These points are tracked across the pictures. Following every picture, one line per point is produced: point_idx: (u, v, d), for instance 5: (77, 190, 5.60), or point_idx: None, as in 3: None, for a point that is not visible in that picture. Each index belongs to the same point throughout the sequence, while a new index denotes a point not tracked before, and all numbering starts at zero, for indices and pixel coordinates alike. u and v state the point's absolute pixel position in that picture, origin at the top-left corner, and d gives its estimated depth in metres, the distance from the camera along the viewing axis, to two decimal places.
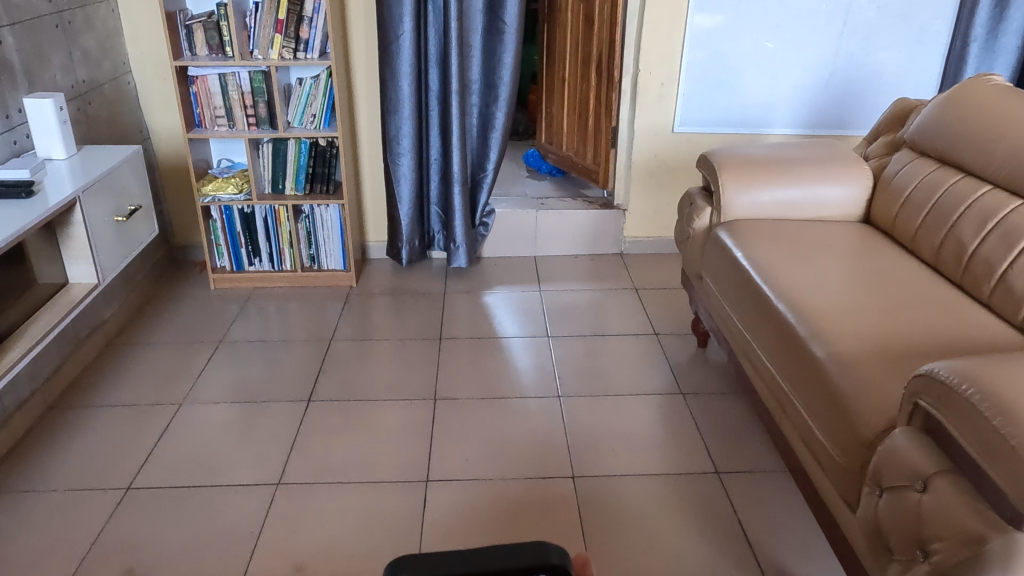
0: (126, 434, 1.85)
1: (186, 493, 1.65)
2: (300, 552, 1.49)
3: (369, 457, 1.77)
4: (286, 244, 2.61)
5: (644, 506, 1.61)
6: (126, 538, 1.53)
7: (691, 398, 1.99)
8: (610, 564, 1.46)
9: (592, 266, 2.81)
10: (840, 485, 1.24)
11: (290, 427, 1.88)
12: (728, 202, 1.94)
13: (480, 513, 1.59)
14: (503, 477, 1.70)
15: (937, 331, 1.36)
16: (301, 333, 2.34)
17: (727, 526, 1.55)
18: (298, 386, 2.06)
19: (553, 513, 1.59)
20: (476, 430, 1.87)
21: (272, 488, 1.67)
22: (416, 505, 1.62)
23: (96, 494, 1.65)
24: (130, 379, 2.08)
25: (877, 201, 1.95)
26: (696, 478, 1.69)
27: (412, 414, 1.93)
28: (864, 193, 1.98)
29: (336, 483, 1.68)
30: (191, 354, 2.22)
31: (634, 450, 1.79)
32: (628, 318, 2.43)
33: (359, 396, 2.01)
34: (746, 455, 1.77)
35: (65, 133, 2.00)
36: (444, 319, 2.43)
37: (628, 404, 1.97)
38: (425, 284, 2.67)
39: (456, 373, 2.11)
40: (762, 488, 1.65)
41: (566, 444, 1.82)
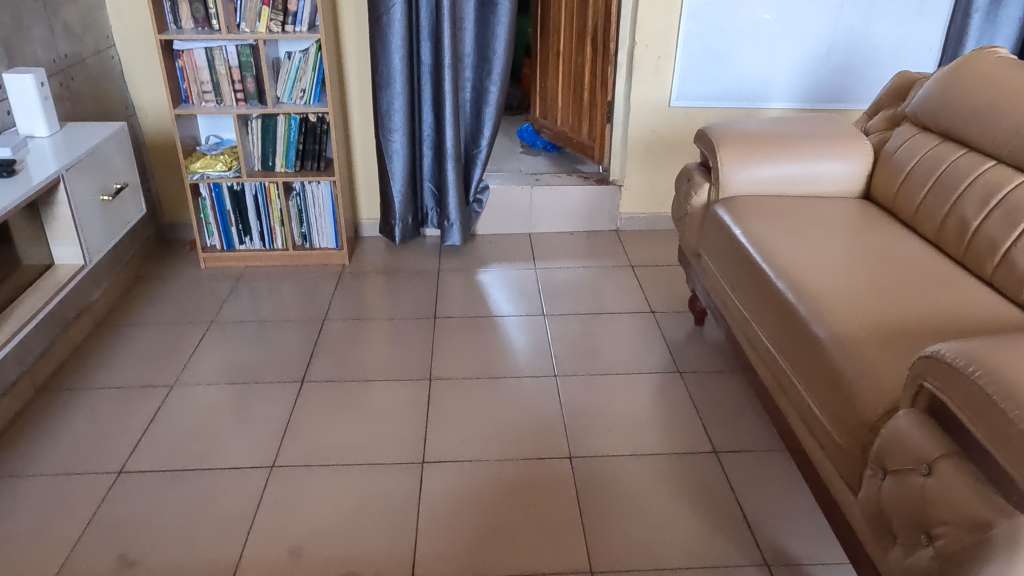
0: (117, 417, 1.83)
1: (179, 476, 1.64)
2: (296, 536, 1.48)
3: (364, 438, 1.75)
4: (277, 223, 2.57)
5: (641, 487, 1.60)
6: (119, 523, 1.51)
7: (688, 376, 1.98)
8: (608, 545, 1.45)
9: (588, 243, 2.79)
10: (841, 466, 1.23)
11: (283, 409, 1.86)
12: (727, 178, 1.91)
13: (477, 495, 1.58)
14: (500, 458, 1.69)
15: (940, 310, 1.34)
16: (294, 313, 2.31)
17: (725, 506, 1.54)
18: (291, 367, 2.03)
19: (550, 494, 1.58)
20: (472, 411, 1.85)
21: (267, 470, 1.65)
22: (413, 486, 1.60)
23: (87, 478, 1.63)
24: (120, 360, 2.05)
25: (877, 177, 1.92)
26: (695, 458, 1.68)
27: (407, 395, 1.91)
28: (864, 168, 1.95)
29: (331, 465, 1.67)
30: (182, 335, 2.18)
31: (632, 429, 1.78)
32: (624, 295, 2.41)
33: (353, 377, 1.99)
34: (743, 434, 1.76)
35: (47, 110, 1.95)
36: (438, 297, 2.40)
37: (625, 383, 1.96)
38: (419, 263, 2.64)
39: (452, 353, 2.09)
40: (760, 468, 1.65)
41: (563, 424, 1.80)
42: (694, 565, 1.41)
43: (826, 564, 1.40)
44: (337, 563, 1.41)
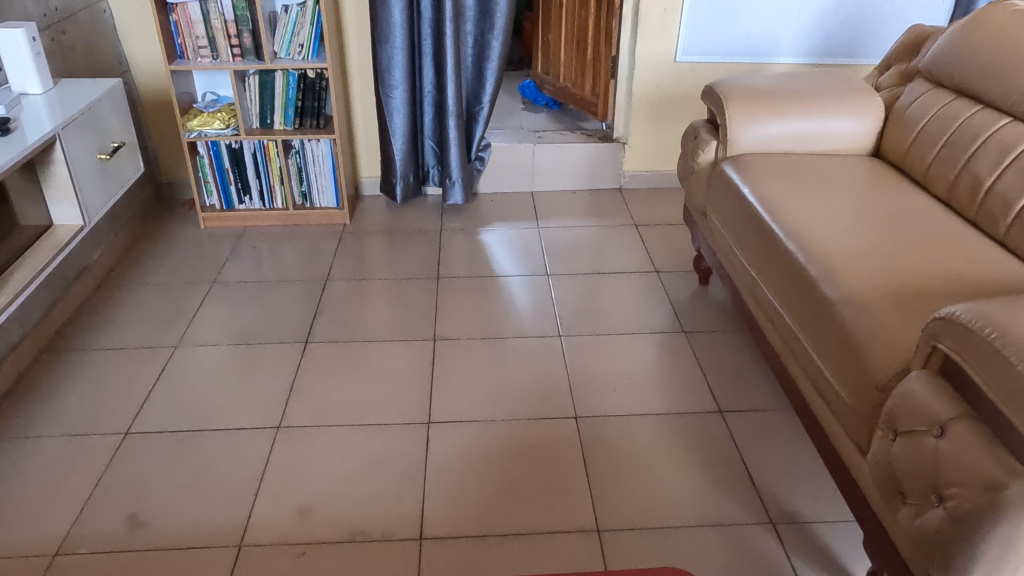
0: (121, 378, 1.82)
1: (186, 437, 1.64)
2: (304, 496, 1.48)
3: (369, 399, 1.75)
4: (277, 181, 2.53)
5: (647, 447, 1.60)
6: (128, 484, 1.51)
7: (693, 337, 1.97)
8: (615, 504, 1.46)
9: (591, 201, 2.76)
10: (849, 427, 1.23)
11: (288, 369, 1.86)
12: (735, 135, 1.87)
13: (484, 455, 1.58)
14: (506, 418, 1.69)
15: (952, 271, 1.33)
16: (296, 273, 2.29)
17: (731, 466, 1.55)
18: (294, 328, 2.02)
19: (557, 454, 1.59)
20: (477, 371, 1.85)
21: (273, 431, 1.66)
22: (419, 447, 1.61)
23: (94, 439, 1.63)
24: (122, 321, 2.04)
25: (888, 135, 1.89)
26: (700, 418, 1.68)
27: (411, 356, 1.91)
28: (874, 126, 1.92)
29: (337, 427, 1.67)
30: (184, 296, 2.17)
31: (637, 390, 1.78)
32: (627, 255, 2.39)
33: (357, 338, 1.98)
34: (749, 394, 1.76)
35: (39, 66, 1.91)
36: (441, 257, 2.39)
37: (630, 343, 1.95)
38: (421, 222, 2.61)
39: (455, 314, 2.08)
40: (766, 428, 1.65)
41: (568, 384, 1.80)
42: (700, 524, 1.42)
43: (832, 522, 1.42)
44: (346, 523, 1.42)
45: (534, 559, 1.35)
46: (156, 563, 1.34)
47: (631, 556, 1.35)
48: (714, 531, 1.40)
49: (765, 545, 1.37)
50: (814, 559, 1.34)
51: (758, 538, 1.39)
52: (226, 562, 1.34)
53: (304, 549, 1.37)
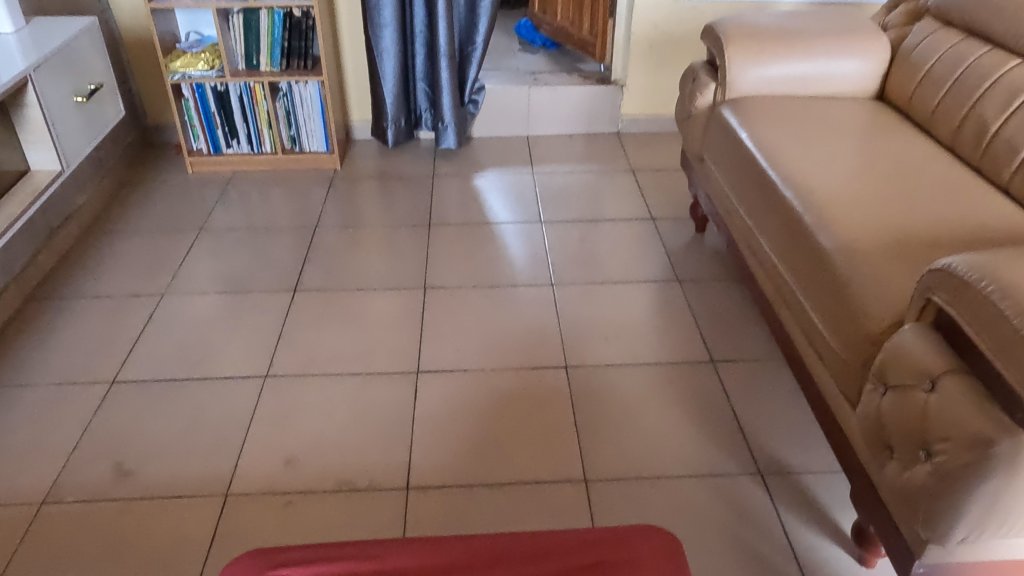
0: (108, 326, 1.80)
1: (174, 386, 1.63)
2: (291, 445, 1.48)
3: (358, 348, 1.74)
4: (264, 125, 2.47)
5: (637, 396, 1.59)
6: (114, 433, 1.51)
7: (687, 285, 1.94)
8: (603, 454, 1.46)
9: (588, 146, 2.69)
10: (840, 379, 1.21)
11: (276, 317, 1.84)
12: (734, 78, 1.81)
13: (472, 404, 1.57)
14: (495, 367, 1.67)
15: (952, 219, 1.29)
16: (285, 220, 2.25)
17: (721, 416, 1.54)
18: (283, 276, 1.99)
19: (546, 404, 1.57)
20: (468, 320, 1.82)
21: (260, 380, 1.64)
22: (407, 397, 1.59)
23: (81, 388, 1.62)
24: (109, 269, 2.01)
25: (893, 77, 1.82)
26: (692, 368, 1.66)
27: (401, 304, 1.88)
28: (879, 67, 1.85)
29: (325, 376, 1.65)
30: (171, 243, 2.14)
31: (629, 339, 1.76)
32: (623, 201, 2.34)
33: (346, 286, 1.95)
34: (742, 344, 1.73)
35: (10, 3, 1.84)
36: (433, 204, 2.34)
37: (623, 292, 1.92)
38: (414, 167, 2.56)
39: (447, 262, 2.05)
40: (758, 378, 1.63)
41: (560, 334, 1.78)
42: (688, 474, 1.41)
43: (820, 473, 1.41)
44: (332, 473, 1.42)
45: (520, 509, 1.35)
46: (142, 512, 1.34)
47: (618, 506, 1.35)
48: (702, 481, 1.40)
49: (752, 495, 1.37)
50: (801, 509, 1.34)
51: (745, 488, 1.38)
52: (212, 511, 1.34)
53: (291, 498, 1.37)
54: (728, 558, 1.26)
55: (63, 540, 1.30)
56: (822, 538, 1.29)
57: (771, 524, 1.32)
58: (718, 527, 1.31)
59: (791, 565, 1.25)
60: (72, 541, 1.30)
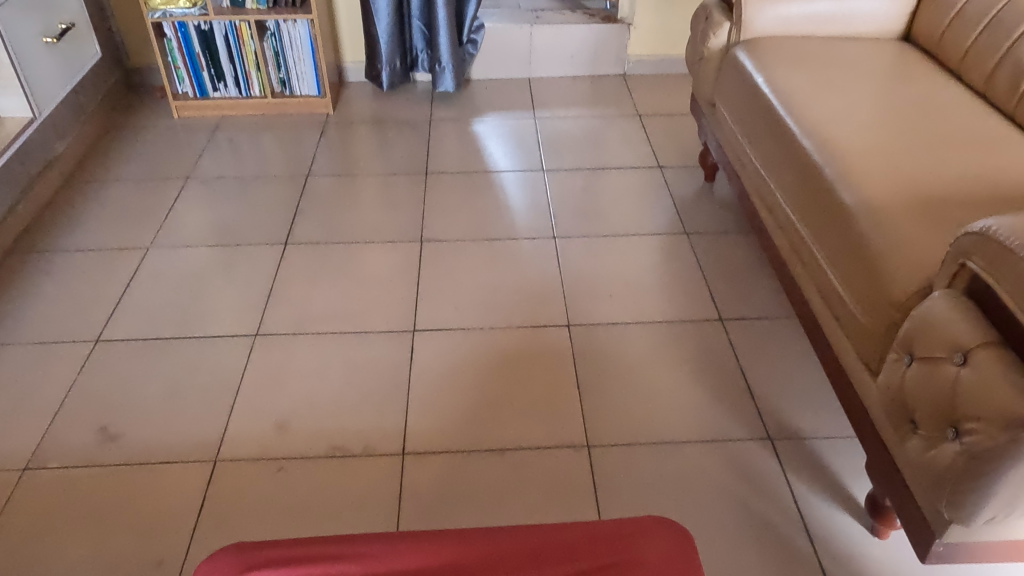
0: (92, 281, 1.73)
1: (161, 345, 1.57)
2: (283, 408, 1.42)
3: (352, 304, 1.67)
4: (252, 66, 2.34)
5: (642, 357, 1.53)
6: (99, 394, 1.45)
7: (695, 238, 1.86)
8: (606, 417, 1.40)
9: (592, 89, 2.57)
10: (859, 345, 1.14)
11: (267, 272, 1.76)
12: (749, 16, 1.69)
13: (471, 365, 1.51)
14: (494, 326, 1.61)
15: (985, 174, 1.20)
16: (276, 167, 2.16)
17: (729, 377, 1.48)
18: (274, 228, 1.91)
19: (547, 364, 1.51)
20: (466, 275, 1.75)
21: (251, 339, 1.58)
22: (403, 356, 1.53)
23: (64, 346, 1.56)
24: (92, 220, 1.93)
25: (921, 16, 1.70)
26: (699, 326, 1.60)
27: (397, 258, 1.81)
28: (907, 5, 1.72)
29: (318, 334, 1.59)
30: (157, 192, 2.05)
31: (634, 295, 1.69)
32: (629, 148, 2.24)
33: (340, 239, 1.87)
34: (752, 301, 1.66)
35: None
36: (430, 151, 2.24)
37: (628, 245, 1.84)
38: (410, 112, 2.45)
39: (445, 213, 1.97)
40: (768, 337, 1.57)
41: (562, 290, 1.71)
42: (694, 439, 1.36)
43: (832, 438, 1.36)
44: (325, 437, 1.37)
45: (520, 476, 1.30)
46: (129, 478, 1.30)
47: (621, 472, 1.30)
48: (709, 446, 1.35)
49: (760, 461, 1.32)
50: (811, 476, 1.29)
51: (754, 453, 1.33)
52: (201, 477, 1.30)
53: (282, 464, 1.32)
54: (735, 527, 1.21)
55: (47, 507, 1.25)
56: (832, 506, 1.24)
57: (780, 492, 1.27)
58: (725, 495, 1.26)
59: (800, 534, 1.20)
60: (57, 508, 1.25)
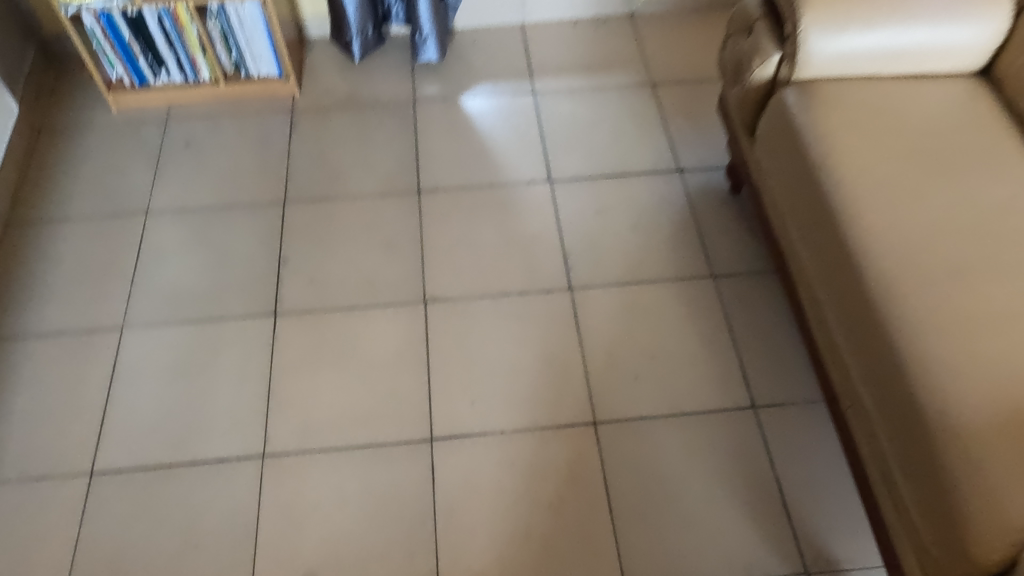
0: (66, 382, 1.58)
1: (161, 476, 1.47)
2: (307, 560, 1.38)
3: (361, 402, 1.56)
4: (196, 51, 1.96)
5: (673, 464, 1.47)
6: (108, 551, 1.39)
7: (723, 284, 1.73)
8: (641, 552, 1.38)
9: (595, 41, 2.25)
10: (926, 565, 1.11)
11: (261, 360, 1.61)
12: (799, 47, 1.43)
13: (499, 487, 1.45)
14: (518, 428, 1.52)
15: None
16: (247, 190, 1.90)
17: (764, 491, 1.44)
18: (259, 289, 1.72)
19: (577, 482, 1.46)
20: (478, 353, 1.63)
21: (257, 460, 1.48)
22: (425, 479, 1.46)
23: (56, 484, 1.45)
24: (50, 287, 1.72)
25: (1009, 60, 1.45)
26: (734, 419, 1.53)
27: (401, 331, 1.66)
28: (993, 40, 1.46)
29: (330, 450, 1.49)
30: (114, 237, 1.81)
31: (661, 376, 1.59)
32: (642, 142, 2.00)
33: (334, 303, 1.70)
34: (785, 377, 1.58)
35: None
36: (418, 153, 1.98)
37: (650, 297, 1.71)
38: (388, 87, 2.13)
39: (446, 255, 1.78)
40: (803, 431, 1.51)
41: (585, 369, 1.60)
42: None
43: (866, 568, 1.36)
44: None
45: None
46: None
47: None
48: None
49: None
50: None
51: None
52: None
53: None
54: None
55: None
56: None
57: None
58: None
59: None
60: None
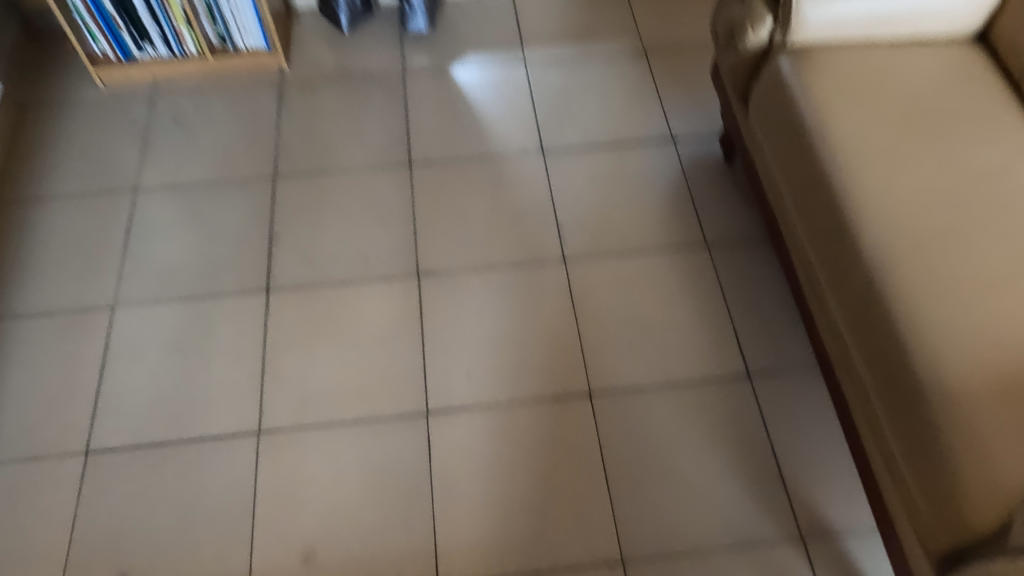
0: (61, 361, 1.57)
1: (158, 454, 1.47)
2: (306, 533, 1.38)
3: (356, 377, 1.55)
4: (181, 23, 1.92)
5: (669, 433, 1.48)
6: (108, 529, 1.39)
7: (717, 252, 1.72)
8: (638, 520, 1.39)
9: (586, 8, 2.21)
10: (918, 526, 1.11)
11: (255, 337, 1.61)
12: (792, 12, 1.41)
13: (496, 459, 1.46)
14: (514, 400, 1.52)
15: None
16: (236, 165, 1.87)
17: (759, 458, 1.45)
18: (251, 265, 1.71)
19: (573, 452, 1.46)
20: (473, 326, 1.62)
21: (254, 437, 1.48)
22: (422, 452, 1.46)
23: (52, 464, 1.45)
24: (39, 267, 1.70)
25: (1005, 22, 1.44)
26: (729, 388, 1.53)
27: (395, 305, 1.65)
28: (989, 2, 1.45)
29: (326, 425, 1.50)
30: (103, 214, 1.79)
31: (656, 345, 1.59)
32: (634, 111, 1.98)
33: (327, 278, 1.69)
34: (780, 344, 1.58)
35: None
36: (409, 123, 1.96)
37: (645, 266, 1.70)
38: (377, 58, 2.09)
39: (438, 228, 1.77)
40: (798, 398, 1.52)
41: (581, 340, 1.60)
42: (726, 543, 1.36)
43: (861, 532, 1.37)
44: (357, 568, 1.35)
45: None
46: None
47: None
48: (743, 554, 1.35)
49: (794, 568, 1.34)
50: None
51: (787, 559, 1.35)
52: None
53: None
54: None
55: None
56: None
57: None
58: None
59: None
60: None
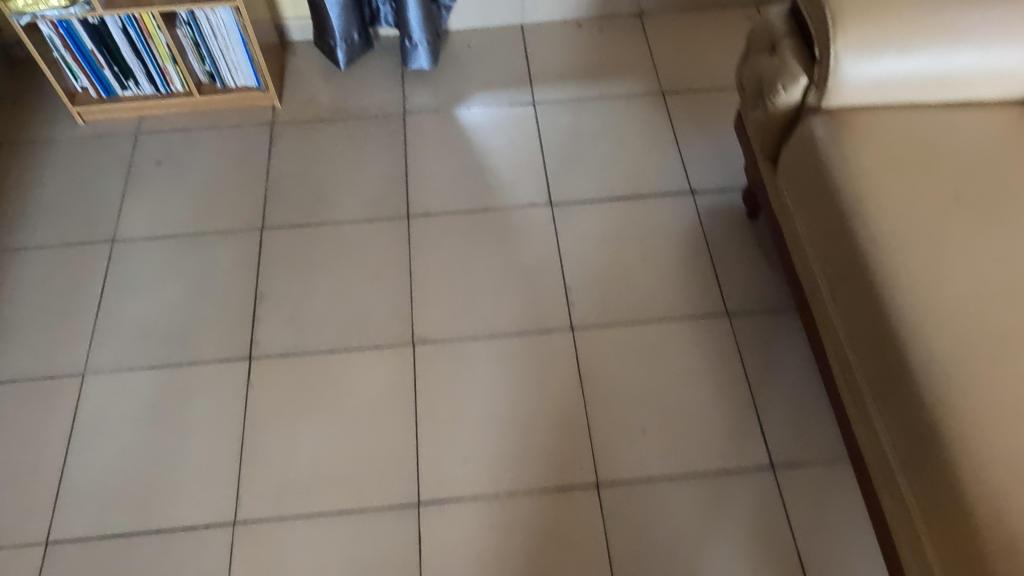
0: (24, 436, 1.45)
1: (123, 545, 1.34)
2: None
3: (342, 460, 1.43)
4: (166, 61, 1.80)
5: (684, 534, 1.34)
6: None
7: (739, 323, 1.58)
8: None
9: (600, 44, 2.07)
10: None
11: (234, 411, 1.48)
12: (830, 73, 1.27)
13: (492, 559, 1.32)
14: (514, 491, 1.39)
15: None
16: (222, 215, 1.75)
17: (783, 565, 1.31)
18: (233, 329, 1.58)
19: (577, 553, 1.33)
20: (471, 403, 1.49)
21: (228, 527, 1.36)
22: (411, 550, 1.33)
23: (9, 554, 1.33)
24: (7, 326, 1.58)
25: None
26: (750, 482, 1.39)
27: (387, 377, 1.52)
28: None
29: (308, 515, 1.37)
30: (77, 268, 1.67)
31: (671, 430, 1.45)
32: (651, 159, 1.84)
33: (315, 345, 1.56)
34: (807, 432, 1.44)
35: None
36: (408, 170, 1.83)
37: (660, 338, 1.56)
38: (375, 96, 1.96)
39: (437, 290, 1.63)
40: (826, 495, 1.37)
41: (588, 422, 1.46)
42: None
43: None
44: None
45: None
46: None
47: None
48: None
49: None
50: None
51: None
52: None
53: None
54: None
55: None
56: None
57: None
58: None
59: None
60: None
